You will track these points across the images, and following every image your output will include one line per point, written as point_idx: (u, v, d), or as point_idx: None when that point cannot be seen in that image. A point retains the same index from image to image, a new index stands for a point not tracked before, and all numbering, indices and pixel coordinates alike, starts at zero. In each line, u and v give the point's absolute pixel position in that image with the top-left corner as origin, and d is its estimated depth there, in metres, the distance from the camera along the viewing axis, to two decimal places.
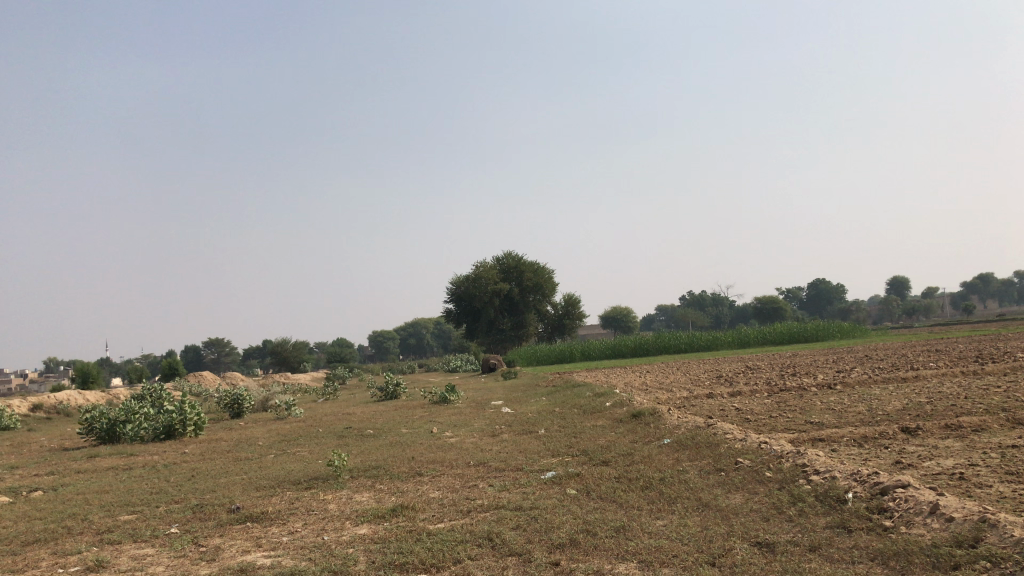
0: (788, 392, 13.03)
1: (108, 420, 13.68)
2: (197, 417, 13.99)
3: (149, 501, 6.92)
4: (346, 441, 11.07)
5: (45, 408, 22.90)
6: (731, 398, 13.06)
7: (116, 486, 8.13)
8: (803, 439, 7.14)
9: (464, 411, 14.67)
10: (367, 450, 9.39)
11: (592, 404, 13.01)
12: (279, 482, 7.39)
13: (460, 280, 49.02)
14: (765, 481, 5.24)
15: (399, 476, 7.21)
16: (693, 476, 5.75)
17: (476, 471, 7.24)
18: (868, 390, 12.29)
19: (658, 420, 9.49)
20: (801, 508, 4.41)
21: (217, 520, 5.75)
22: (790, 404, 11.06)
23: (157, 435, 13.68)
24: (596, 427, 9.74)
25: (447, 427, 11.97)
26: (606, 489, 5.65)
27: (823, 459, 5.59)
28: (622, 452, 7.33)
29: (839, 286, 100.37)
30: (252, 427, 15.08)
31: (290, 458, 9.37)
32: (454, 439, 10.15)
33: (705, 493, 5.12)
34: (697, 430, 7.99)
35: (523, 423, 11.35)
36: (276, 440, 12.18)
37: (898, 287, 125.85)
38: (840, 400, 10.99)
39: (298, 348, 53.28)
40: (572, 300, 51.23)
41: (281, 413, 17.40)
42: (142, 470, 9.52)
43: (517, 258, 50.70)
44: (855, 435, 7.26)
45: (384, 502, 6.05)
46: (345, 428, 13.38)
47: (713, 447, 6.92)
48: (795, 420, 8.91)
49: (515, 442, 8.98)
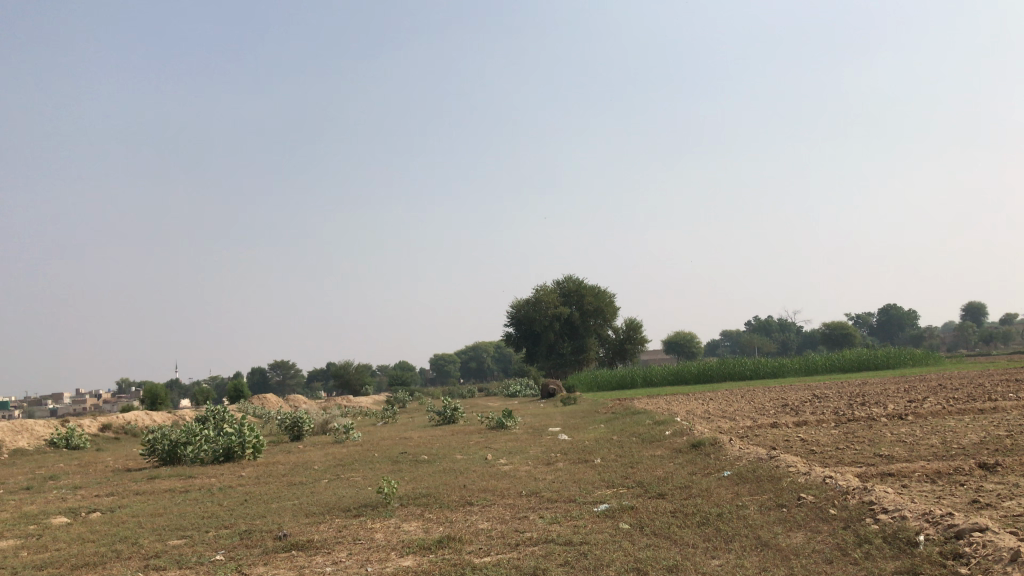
0: (857, 423, 12.54)
1: (170, 442, 13.88)
2: (256, 440, 14.10)
3: (200, 525, 6.92)
4: (400, 466, 11.00)
5: (114, 427, 23.48)
6: (796, 428, 12.62)
7: (171, 509, 8.18)
8: (872, 474, 6.79)
9: (520, 437, 14.50)
10: (420, 477, 9.29)
11: (651, 433, 12.71)
12: (328, 509, 7.32)
13: (520, 304, 49.04)
14: (829, 520, 4.94)
15: (449, 505, 7.07)
16: (752, 512, 5.47)
17: (527, 501, 7.06)
18: (942, 421, 11.73)
19: (718, 450, 9.19)
20: (868, 551, 4.12)
21: (263, 547, 5.70)
22: (858, 435, 10.62)
23: (216, 457, 13.82)
24: (653, 457, 9.47)
25: (502, 454, 11.82)
26: (659, 524, 5.41)
27: (892, 497, 5.26)
28: (680, 484, 7.08)
29: (912, 313, 97.37)
30: (311, 451, 15.15)
31: (343, 484, 9.32)
32: (508, 467, 9.99)
33: (764, 532, 4.85)
34: (759, 462, 7.68)
35: (580, 451, 11.13)
36: (331, 465, 12.18)
37: (974, 313, 121.43)
38: (912, 432, 10.51)
39: (360, 371, 53.81)
40: (634, 325, 50.59)
41: (340, 437, 17.46)
42: (198, 493, 9.59)
43: (578, 282, 50.44)
44: (928, 470, 6.87)
45: (431, 533, 5.91)
46: (401, 453, 13.34)
47: (776, 481, 6.61)
48: (863, 453, 8.52)
49: (570, 472, 8.77)
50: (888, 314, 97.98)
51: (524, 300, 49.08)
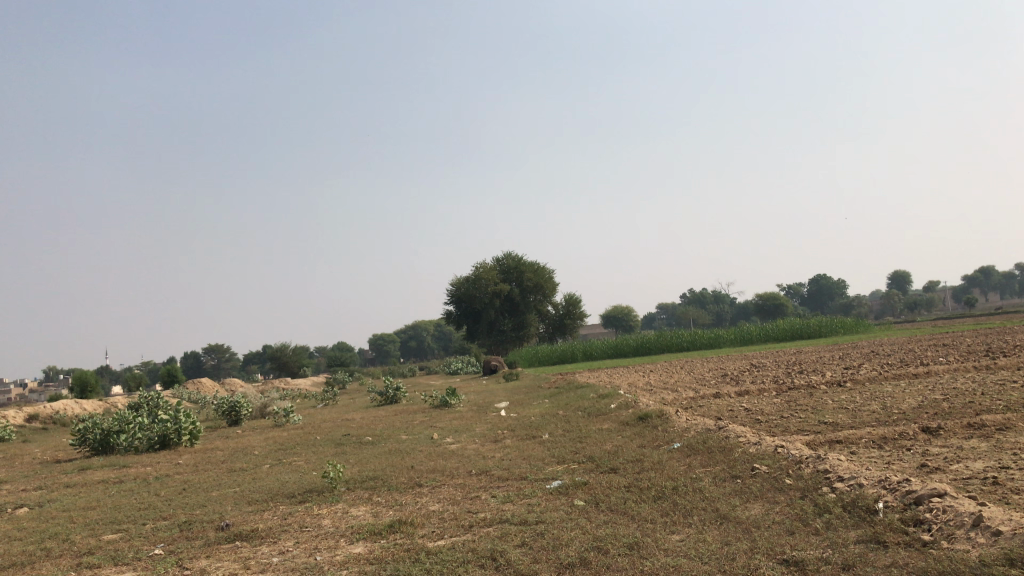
0: (797, 391, 12.71)
1: (102, 431, 13.38)
2: (192, 426, 13.67)
3: (136, 518, 6.61)
4: (344, 449, 10.74)
5: (42, 418, 22.61)
6: (739, 397, 12.73)
7: (103, 501, 7.80)
8: (820, 441, 6.84)
9: (465, 415, 14.38)
10: (366, 459, 9.07)
11: (596, 406, 12.71)
12: (271, 496, 7.06)
13: (460, 281, 48.84)
14: (786, 490, 4.91)
15: (397, 488, 6.89)
16: (707, 484, 5.43)
17: (477, 480, 6.92)
18: (880, 387, 11.98)
19: (665, 422, 9.16)
20: (829, 520, 4.09)
21: (204, 539, 5.44)
22: (801, 403, 10.73)
23: (152, 445, 13.35)
24: (602, 432, 9.41)
25: (448, 432, 11.65)
26: (615, 500, 5.33)
27: (846, 464, 5.26)
28: (631, 458, 7.01)
29: (840, 283, 100.11)
30: (250, 436, 14.79)
31: (286, 469, 9.03)
32: (455, 446, 9.83)
33: (722, 504, 4.80)
34: (708, 433, 7.67)
35: (526, 427, 11.06)
36: (272, 449, 11.86)
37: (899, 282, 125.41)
38: (851, 398, 10.66)
39: (298, 353, 52.98)
40: (573, 300, 50.80)
41: (279, 420, 17.08)
42: (133, 483, 9.20)
43: (516, 258, 50.41)
44: (874, 436, 6.94)
45: (381, 517, 5.72)
46: (343, 434, 13.10)
47: (727, 451, 6.60)
48: (807, 421, 8.60)
49: (519, 448, 8.67)
50: (817, 284, 100.69)
51: (464, 277, 48.86)
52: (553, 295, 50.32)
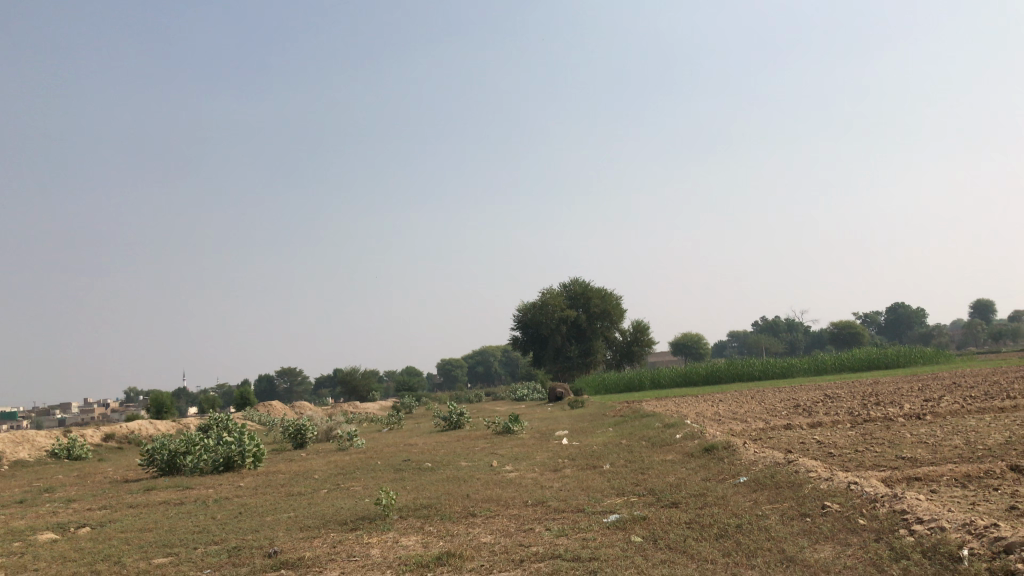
0: (874, 424, 12.12)
1: (169, 452, 13.59)
2: (256, 448, 13.74)
3: (188, 541, 6.58)
4: (402, 475, 10.61)
5: (117, 437, 23.20)
6: (811, 429, 12.22)
7: (160, 523, 7.82)
8: (898, 478, 6.42)
9: (527, 443, 14.12)
10: (422, 486, 8.92)
11: (660, 436, 12.34)
12: (324, 522, 6.96)
13: (527, 307, 48.81)
14: (859, 531, 4.56)
15: (450, 517, 6.71)
16: (773, 522, 5.10)
17: (532, 511, 6.70)
18: (963, 421, 11.31)
19: (732, 454, 8.78)
20: (907, 567, 3.74)
21: (250, 566, 5.33)
22: (877, 437, 10.19)
23: (216, 467, 13.47)
24: (665, 463, 9.07)
25: (508, 460, 11.45)
26: (674, 537, 5.04)
27: (926, 505, 4.87)
28: (694, 492, 6.69)
29: (919, 311, 96.87)
30: (312, 459, 14.82)
31: (342, 494, 8.94)
32: (514, 474, 9.61)
33: (788, 545, 4.48)
34: (777, 467, 7.29)
35: (588, 456, 10.78)
36: (332, 474, 11.82)
37: (982, 310, 120.60)
38: (932, 433, 10.07)
39: (367, 378, 53.48)
40: (641, 327, 50.07)
41: (343, 444, 17.11)
42: (192, 505, 9.24)
43: (584, 284, 50.11)
44: (957, 474, 6.48)
45: (430, 549, 5.54)
46: (403, 460, 13.00)
47: (797, 487, 6.23)
48: (883, 455, 8.14)
49: (578, 478, 8.41)
50: (895, 313, 97.47)
51: (531, 303, 48.79)
52: (621, 321, 49.69)
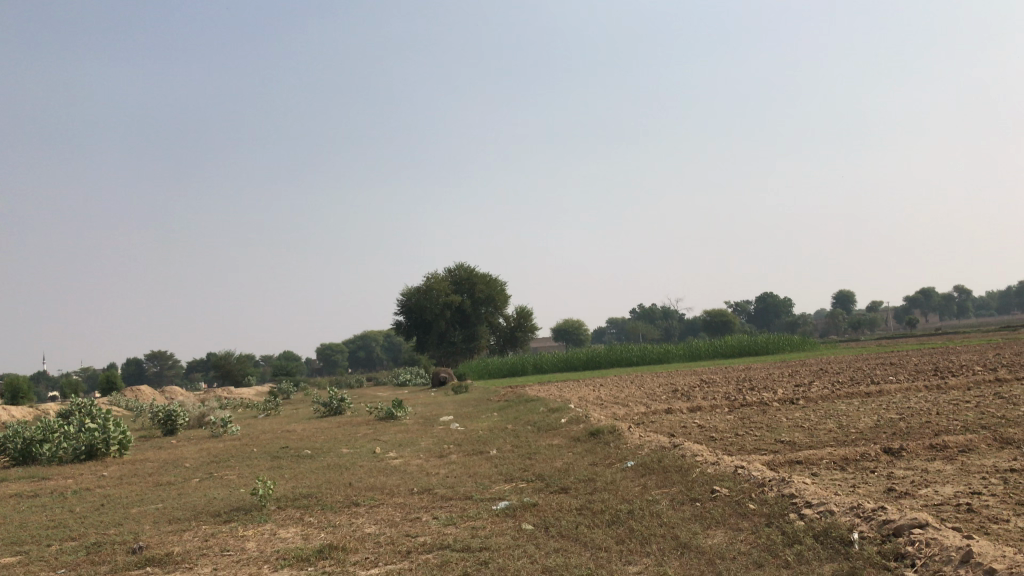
0: (751, 408, 12.47)
1: (23, 440, 12.61)
2: (122, 435, 12.90)
3: (41, 537, 6.02)
4: (280, 463, 10.15)
5: None
6: (691, 414, 12.48)
7: (11, 518, 7.15)
8: (780, 462, 6.54)
9: (410, 428, 13.84)
10: (302, 475, 8.52)
11: (546, 421, 12.32)
12: (195, 514, 6.50)
13: (411, 292, 48.30)
14: (750, 516, 4.58)
15: (332, 507, 6.40)
16: (664, 508, 5.06)
17: (419, 500, 6.47)
18: (833, 406, 11.78)
19: (618, 439, 8.81)
20: (800, 552, 3.74)
21: (111, 564, 4.87)
22: (754, 421, 10.47)
23: (77, 456, 12.57)
24: (552, 448, 9.01)
25: (391, 446, 11.16)
26: (566, 525, 4.92)
27: (812, 488, 4.94)
28: (583, 477, 6.62)
29: (787, 301, 101.75)
30: (183, 447, 14.07)
31: (215, 484, 8.45)
32: (398, 461, 9.34)
33: (682, 530, 4.45)
34: (663, 451, 7.31)
35: (474, 442, 10.63)
36: (205, 462, 11.20)
37: (842, 301, 127.80)
38: (806, 417, 10.43)
39: (243, 362, 51.68)
40: (524, 313, 50.45)
41: (217, 431, 16.35)
42: (48, 497, 8.52)
43: (469, 270, 50.02)
44: (835, 457, 6.67)
45: (311, 541, 5.23)
46: (282, 447, 12.49)
47: (685, 472, 6.24)
48: (763, 439, 8.33)
49: (465, 465, 8.23)
50: (763, 302, 102.01)
51: (415, 288, 48.32)
52: (504, 307, 49.92)
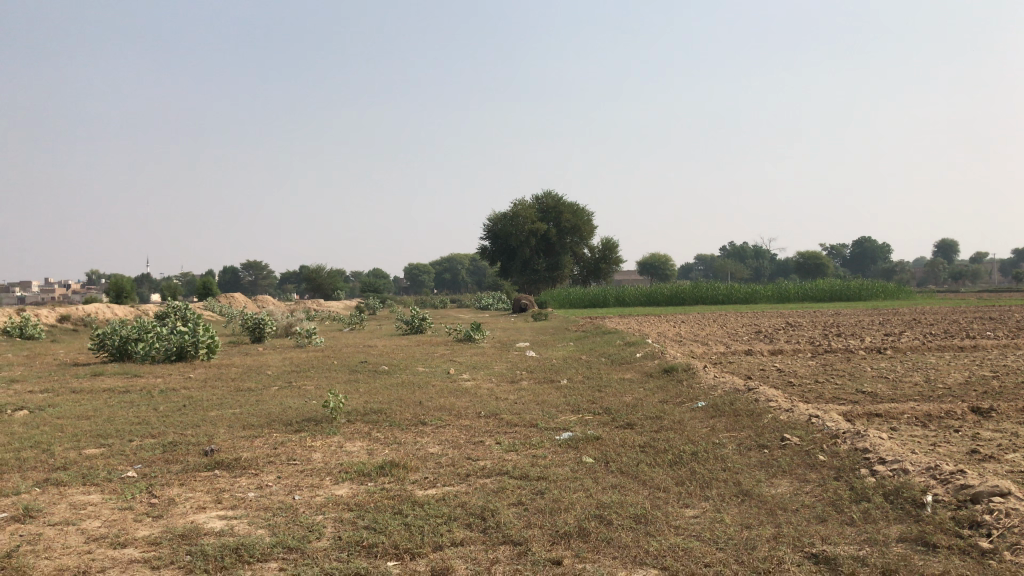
0: (834, 355, 12.10)
1: (120, 338, 13.26)
2: (210, 339, 13.39)
3: (125, 433, 6.30)
4: (356, 377, 10.39)
5: (74, 318, 22.75)
6: (771, 357, 12.20)
7: (100, 411, 7.52)
8: (857, 414, 6.28)
9: (486, 352, 13.97)
10: (375, 390, 8.69)
11: (621, 354, 12.24)
12: (268, 422, 6.69)
13: (498, 217, 48.36)
14: (819, 468, 4.41)
15: (399, 424, 6.50)
16: (730, 452, 4.92)
17: (484, 423, 6.49)
18: (922, 359, 11.33)
19: (692, 377, 8.67)
20: (867, 510, 3.57)
21: (183, 464, 5.05)
22: (836, 369, 10.15)
23: (168, 356, 13.13)
24: (623, 381, 8.95)
25: (465, 368, 11.29)
26: (627, 461, 4.85)
27: (889, 444, 4.72)
28: (650, 414, 6.51)
29: (884, 247, 98.07)
30: (269, 354, 14.59)
31: (291, 393, 8.69)
32: (470, 383, 9.42)
33: (745, 477, 4.31)
34: (736, 395, 7.12)
35: (546, 370, 10.66)
36: (286, 371, 11.57)
37: (946, 250, 122.24)
38: (892, 368, 10.06)
39: (333, 276, 53.01)
40: (610, 245, 49.88)
41: (302, 341, 16.87)
42: (137, 394, 8.94)
43: (557, 199, 49.60)
44: (918, 413, 6.36)
45: (374, 457, 5.31)
46: (360, 361, 12.80)
47: (756, 417, 6.06)
48: (843, 388, 8.06)
49: (534, 392, 8.25)
50: (860, 246, 98.37)
51: (502, 213, 48.30)
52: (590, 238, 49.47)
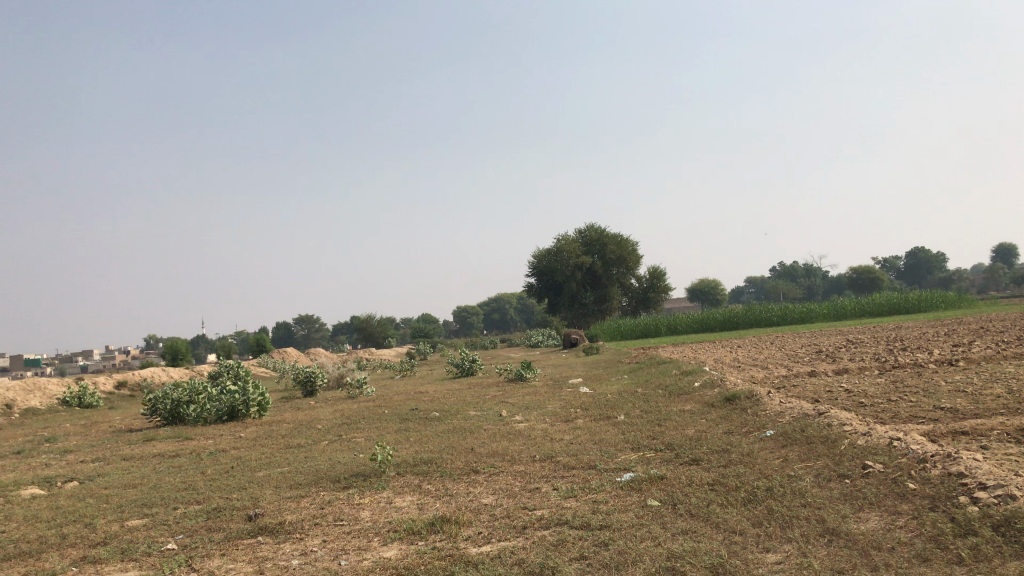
0: (904, 371, 11.51)
1: (172, 402, 13.21)
2: (260, 397, 13.28)
3: (170, 500, 6.09)
4: (407, 426, 10.11)
5: (130, 385, 22.95)
6: (836, 377, 11.65)
7: (148, 479, 7.35)
8: (941, 433, 5.80)
9: (540, 391, 13.63)
10: (426, 439, 8.38)
11: (678, 384, 11.81)
12: (315, 480, 6.44)
13: (542, 254, 48.16)
14: (910, 498, 3.98)
15: (450, 474, 6.19)
16: (809, 485, 4.51)
17: (539, 469, 6.15)
18: (999, 368, 10.70)
19: (757, 404, 8.21)
20: (977, 547, 3.14)
21: (226, 532, 4.80)
22: (909, 385, 9.60)
23: (220, 416, 13.03)
24: (683, 413, 8.55)
25: (518, 409, 10.97)
26: (696, 502, 4.47)
27: (987, 467, 4.26)
28: (716, 448, 6.10)
29: (939, 256, 95.62)
30: (319, 408, 14.41)
31: (341, 447, 8.45)
32: (523, 425, 9.06)
33: (829, 513, 3.91)
34: (807, 420, 6.66)
35: (602, 405, 10.27)
36: (336, 424, 11.34)
37: (1004, 254, 118.51)
38: (969, 380, 9.48)
39: (382, 324, 53.19)
40: (658, 273, 49.26)
41: (353, 393, 16.69)
42: (185, 459, 8.77)
43: (600, 231, 49.28)
44: (1008, 428, 5.87)
45: (425, 512, 5.01)
46: (411, 409, 12.54)
47: (832, 443, 5.62)
48: (919, 406, 7.55)
49: (591, 430, 7.88)
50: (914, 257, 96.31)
51: (547, 249, 48.12)
52: (637, 268, 48.93)
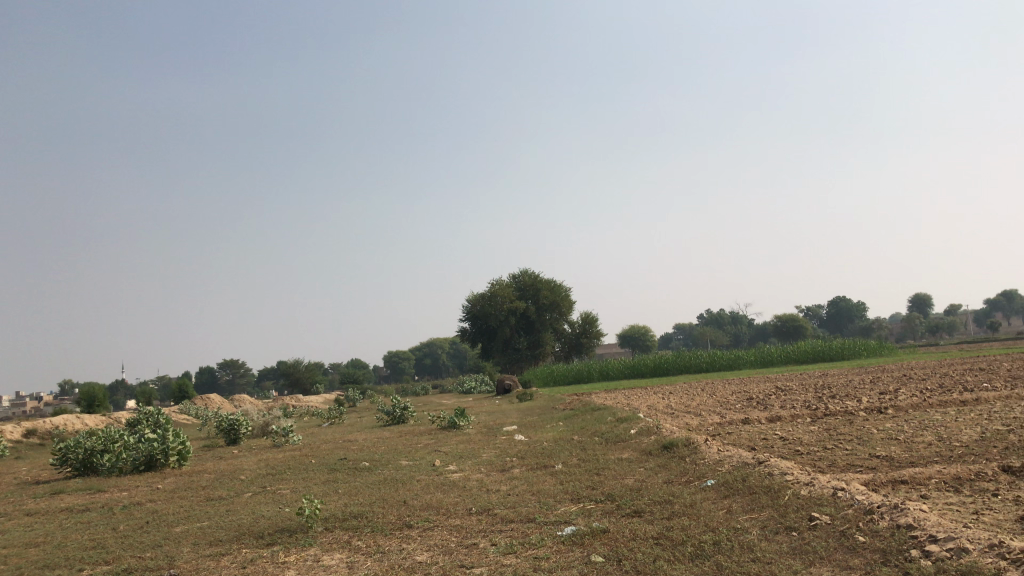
0: (835, 418, 11.60)
1: (85, 451, 12.49)
2: (181, 446, 12.65)
3: (75, 561, 5.62)
4: (336, 477, 9.71)
5: (41, 433, 21.77)
6: (769, 424, 11.67)
7: (54, 536, 6.83)
8: (881, 482, 5.77)
9: (474, 438, 13.32)
10: (356, 490, 8.02)
11: (615, 431, 11.66)
12: (237, 536, 6.04)
13: (475, 298, 48.02)
14: (861, 552, 3.88)
15: (382, 529, 5.88)
16: (756, 539, 4.38)
17: (477, 522, 5.89)
18: (926, 415, 10.87)
19: (694, 452, 8.11)
20: None
21: None
22: (842, 432, 9.65)
23: (137, 466, 12.35)
24: (621, 462, 8.39)
25: (452, 458, 10.66)
26: (643, 557, 4.28)
27: (933, 517, 4.19)
28: (658, 498, 5.95)
29: (859, 305, 98.80)
30: (243, 457, 13.82)
31: (266, 500, 8.02)
32: (458, 476, 8.77)
33: (779, 568, 3.77)
34: (746, 469, 6.57)
35: (537, 454, 10.05)
36: (260, 474, 10.85)
37: (919, 304, 123.08)
38: (899, 428, 9.59)
39: (311, 369, 52.06)
40: (590, 319, 49.65)
41: (279, 441, 16.10)
42: (97, 513, 8.22)
43: (533, 276, 49.50)
44: (945, 476, 5.87)
45: (355, 571, 4.71)
46: (340, 458, 12.10)
47: (775, 493, 5.53)
48: (854, 453, 7.55)
49: (528, 481, 7.65)
50: (836, 305, 99.29)
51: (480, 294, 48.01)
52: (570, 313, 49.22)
